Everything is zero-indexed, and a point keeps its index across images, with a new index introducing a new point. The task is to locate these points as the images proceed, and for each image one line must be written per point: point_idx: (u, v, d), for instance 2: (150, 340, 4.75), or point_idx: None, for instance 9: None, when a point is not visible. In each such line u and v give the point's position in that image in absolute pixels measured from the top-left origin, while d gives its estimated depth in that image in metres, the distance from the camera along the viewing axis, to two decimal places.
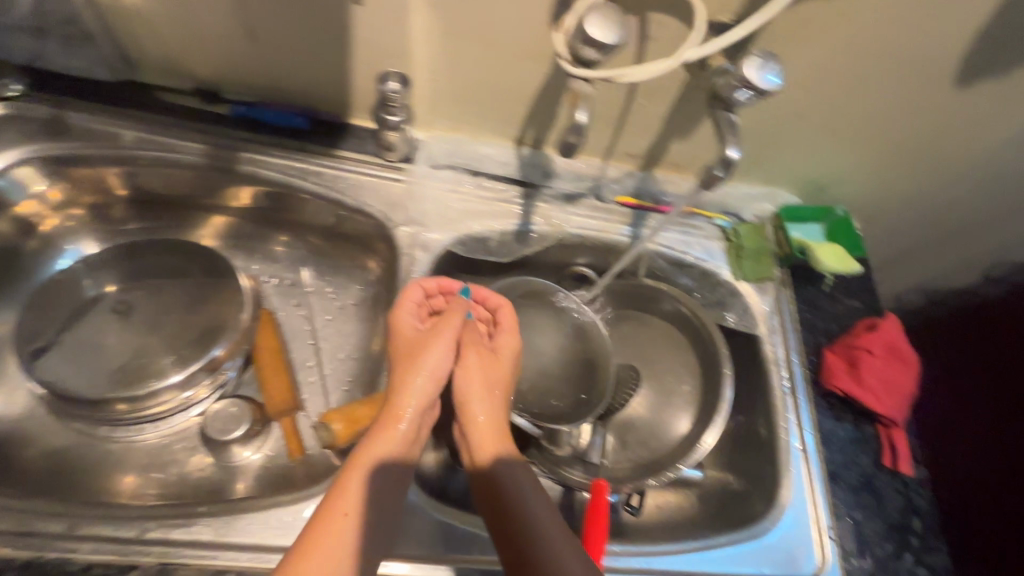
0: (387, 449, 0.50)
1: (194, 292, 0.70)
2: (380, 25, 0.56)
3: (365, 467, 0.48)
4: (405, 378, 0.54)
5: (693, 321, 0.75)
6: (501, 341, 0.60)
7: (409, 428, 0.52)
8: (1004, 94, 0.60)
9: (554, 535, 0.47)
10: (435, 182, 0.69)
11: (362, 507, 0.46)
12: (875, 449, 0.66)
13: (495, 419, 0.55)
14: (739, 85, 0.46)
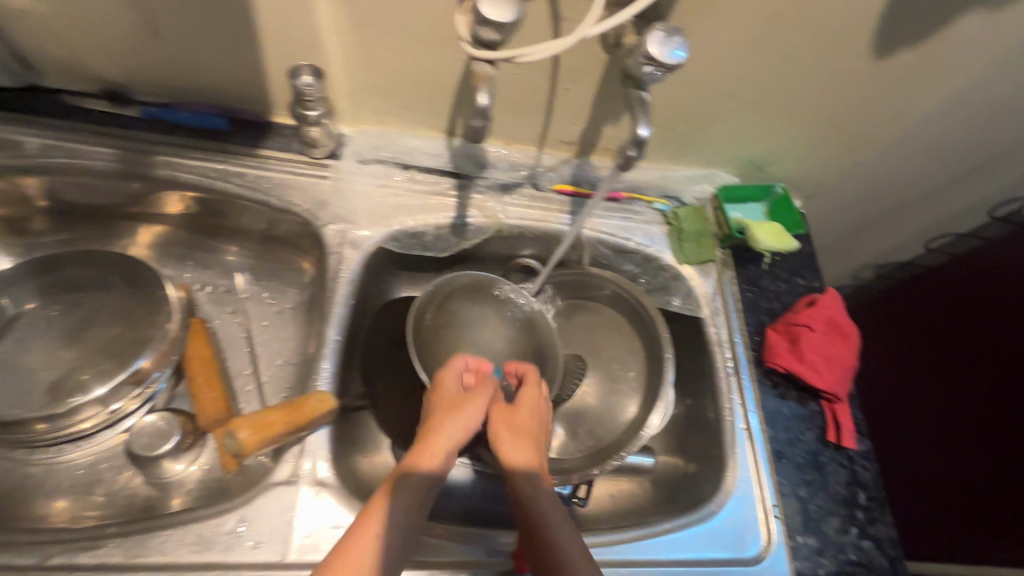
0: (416, 479, 0.49)
1: (116, 303, 0.67)
2: (281, 17, 0.53)
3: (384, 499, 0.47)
4: (437, 426, 0.54)
5: (639, 308, 0.74)
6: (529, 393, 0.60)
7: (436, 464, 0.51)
8: (926, 65, 0.59)
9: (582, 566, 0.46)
10: (364, 178, 0.67)
11: (383, 541, 0.45)
12: (820, 425, 0.66)
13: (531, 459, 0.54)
14: (645, 63, 0.45)
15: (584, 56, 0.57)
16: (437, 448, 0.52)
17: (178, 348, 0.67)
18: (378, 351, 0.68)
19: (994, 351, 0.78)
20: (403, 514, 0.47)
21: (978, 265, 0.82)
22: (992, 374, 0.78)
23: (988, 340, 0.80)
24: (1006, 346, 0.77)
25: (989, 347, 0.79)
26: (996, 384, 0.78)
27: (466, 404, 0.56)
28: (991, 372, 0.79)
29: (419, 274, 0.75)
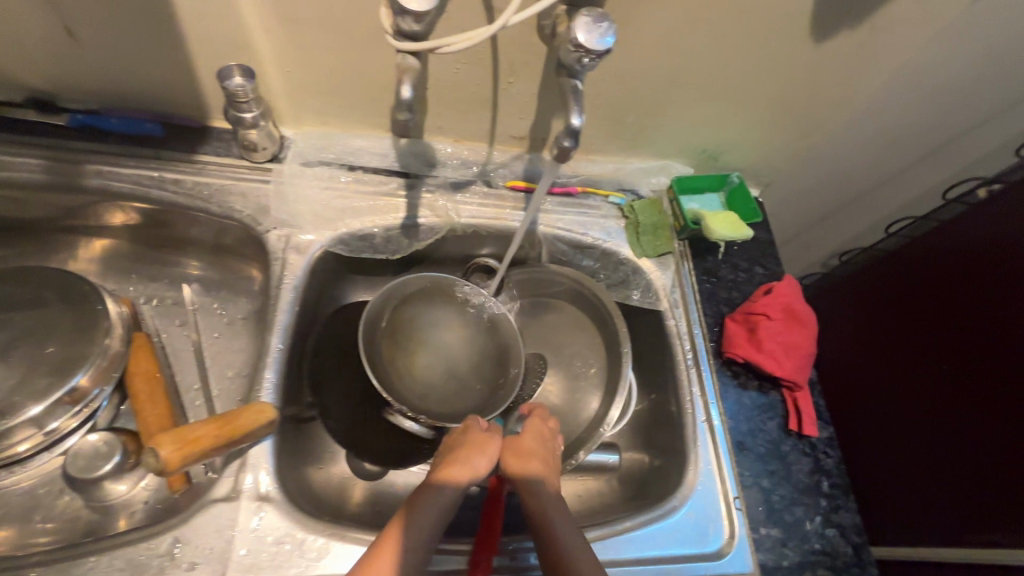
0: (434, 498, 0.52)
1: (43, 320, 0.63)
2: (204, 17, 0.51)
3: (400, 526, 0.49)
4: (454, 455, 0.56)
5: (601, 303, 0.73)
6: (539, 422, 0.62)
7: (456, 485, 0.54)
8: (867, 48, 0.59)
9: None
10: (308, 181, 0.65)
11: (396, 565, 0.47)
12: (781, 414, 0.65)
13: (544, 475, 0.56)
14: (577, 51, 0.44)
15: (523, 49, 0.56)
16: (458, 476, 0.53)
17: (120, 363, 0.65)
18: (331, 358, 0.67)
19: (946, 330, 0.78)
20: (420, 539, 0.49)
21: (935, 246, 0.82)
22: (941, 353, 0.78)
23: (938, 319, 0.80)
24: (956, 324, 0.77)
25: (939, 326, 0.79)
26: (944, 362, 0.77)
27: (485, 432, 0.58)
28: (941, 351, 0.78)
29: (373, 277, 0.73)
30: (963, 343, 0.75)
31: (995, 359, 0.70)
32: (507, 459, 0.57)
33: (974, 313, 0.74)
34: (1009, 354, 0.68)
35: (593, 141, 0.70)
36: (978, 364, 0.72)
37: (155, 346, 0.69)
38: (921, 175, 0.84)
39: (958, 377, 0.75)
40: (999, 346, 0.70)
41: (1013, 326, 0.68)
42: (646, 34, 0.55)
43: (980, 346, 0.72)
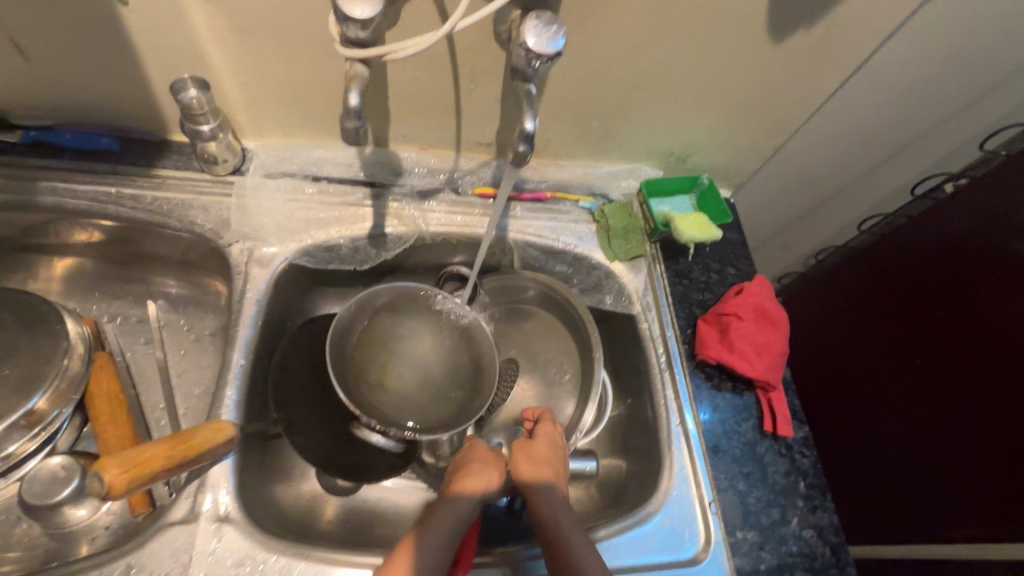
0: (448, 514, 0.52)
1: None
2: (154, 29, 0.51)
3: (413, 542, 0.49)
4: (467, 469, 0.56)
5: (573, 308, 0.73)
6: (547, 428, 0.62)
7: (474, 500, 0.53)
8: (825, 48, 0.59)
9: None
10: (270, 193, 0.64)
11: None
12: (756, 414, 0.64)
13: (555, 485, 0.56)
14: (528, 57, 0.44)
15: (482, 55, 0.56)
16: (472, 489, 0.54)
17: (80, 384, 0.63)
18: (299, 379, 0.63)
19: (920, 325, 0.78)
20: (434, 551, 0.49)
21: (904, 241, 0.82)
22: (918, 349, 0.78)
23: (912, 315, 0.80)
24: (930, 319, 0.77)
25: (914, 321, 0.79)
26: (920, 357, 0.77)
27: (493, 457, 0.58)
28: (917, 346, 0.78)
29: (345, 287, 0.73)
30: (938, 338, 0.75)
31: (972, 353, 0.70)
32: (519, 464, 0.57)
33: (948, 308, 0.74)
34: (987, 347, 0.68)
35: (560, 146, 0.70)
36: (955, 359, 0.72)
37: (118, 364, 0.67)
38: (891, 172, 0.85)
39: (935, 372, 0.75)
40: (975, 340, 0.70)
41: (990, 319, 0.68)
42: (604, 38, 0.55)
43: (956, 340, 0.72)
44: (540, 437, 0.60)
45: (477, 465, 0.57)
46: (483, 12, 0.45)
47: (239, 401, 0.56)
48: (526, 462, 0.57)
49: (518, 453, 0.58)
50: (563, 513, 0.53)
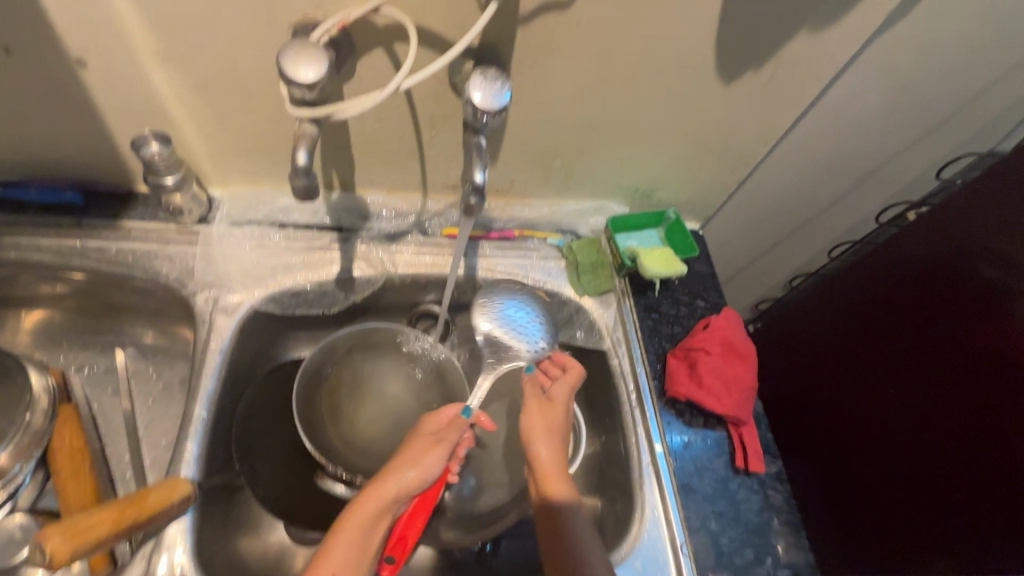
0: (380, 493, 0.55)
1: None
2: (113, 88, 0.52)
3: (349, 516, 0.53)
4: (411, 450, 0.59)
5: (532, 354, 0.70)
6: (559, 391, 0.66)
7: (410, 480, 0.56)
8: (774, 89, 0.60)
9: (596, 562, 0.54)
10: (237, 241, 0.65)
11: (341, 551, 0.51)
12: (728, 450, 0.64)
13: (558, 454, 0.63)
14: (474, 111, 0.45)
15: (439, 103, 0.57)
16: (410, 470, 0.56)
17: (40, 440, 0.61)
18: (261, 422, 0.64)
19: (898, 351, 0.78)
20: (359, 530, 0.53)
21: (877, 269, 0.83)
22: (896, 375, 0.78)
23: (888, 340, 0.80)
24: (906, 345, 0.77)
25: (890, 347, 0.79)
26: (901, 383, 0.77)
27: (439, 441, 0.59)
28: (896, 371, 0.78)
29: (315, 331, 0.72)
30: (916, 363, 0.75)
31: (951, 378, 0.70)
32: (533, 433, 0.64)
33: (924, 333, 0.74)
34: (966, 371, 0.68)
35: (525, 186, 0.71)
36: (934, 385, 0.72)
37: (83, 417, 0.66)
38: (857, 199, 0.86)
39: (915, 399, 0.74)
40: (953, 364, 0.70)
41: (966, 344, 0.69)
42: (558, 84, 0.56)
43: (933, 365, 0.72)
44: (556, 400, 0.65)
45: (425, 440, 0.60)
46: (427, 71, 0.45)
47: (200, 453, 0.55)
48: (539, 431, 0.64)
49: (531, 422, 0.64)
50: (564, 481, 0.61)
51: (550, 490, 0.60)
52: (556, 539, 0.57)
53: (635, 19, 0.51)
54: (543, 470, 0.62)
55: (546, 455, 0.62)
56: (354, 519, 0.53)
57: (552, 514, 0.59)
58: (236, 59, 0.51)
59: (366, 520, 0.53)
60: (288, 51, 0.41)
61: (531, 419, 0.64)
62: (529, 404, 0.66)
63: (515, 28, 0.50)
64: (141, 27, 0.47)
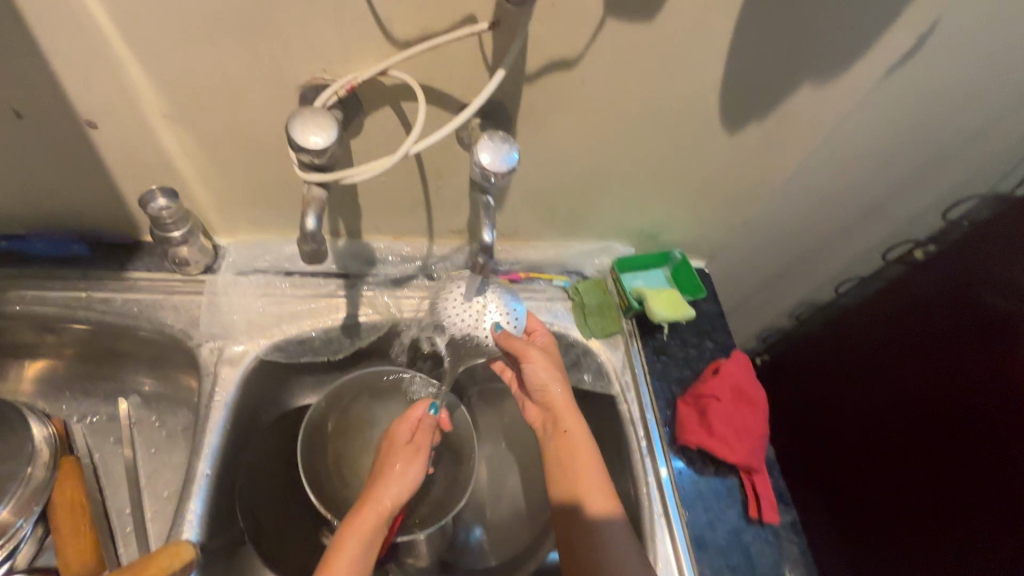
0: (373, 509, 0.54)
1: None
2: (123, 147, 0.53)
3: (348, 532, 0.52)
4: (395, 461, 0.59)
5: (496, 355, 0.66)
6: (546, 341, 0.65)
7: (399, 492, 0.57)
8: (779, 137, 0.60)
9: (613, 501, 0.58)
10: (243, 290, 0.65)
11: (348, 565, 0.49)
12: (740, 500, 0.63)
13: (569, 401, 0.63)
14: (481, 172, 0.45)
15: (446, 156, 0.57)
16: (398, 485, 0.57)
17: (42, 495, 0.60)
18: (268, 474, 0.64)
19: (905, 387, 0.77)
20: (357, 544, 0.51)
21: (886, 307, 0.82)
22: (905, 412, 0.76)
23: (893, 375, 0.79)
24: (912, 380, 0.75)
25: (895, 381, 0.79)
26: (909, 420, 0.75)
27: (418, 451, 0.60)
28: (897, 404, 0.77)
29: (320, 377, 0.71)
30: (923, 399, 0.73)
31: (960, 413, 0.68)
32: (549, 382, 0.62)
33: (931, 368, 0.73)
34: (974, 405, 0.67)
35: (531, 229, 0.71)
36: (944, 421, 0.70)
37: (85, 470, 0.65)
38: (862, 235, 0.86)
39: (926, 437, 0.72)
40: (962, 398, 0.68)
41: (971, 376, 0.68)
42: (563, 136, 0.57)
43: (942, 401, 0.71)
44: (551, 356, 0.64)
45: (402, 447, 0.60)
46: (434, 137, 0.45)
47: (203, 513, 0.54)
48: (548, 375, 0.62)
49: (538, 368, 0.61)
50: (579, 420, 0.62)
51: (569, 428, 0.62)
52: (583, 475, 0.59)
53: (641, 77, 0.51)
54: (557, 409, 0.63)
55: (558, 395, 0.62)
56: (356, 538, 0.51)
57: (573, 451, 0.61)
58: (245, 118, 0.51)
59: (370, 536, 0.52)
60: (298, 118, 0.41)
61: (538, 363, 0.61)
62: (529, 350, 0.61)
63: (521, 86, 0.50)
64: (151, 90, 0.48)
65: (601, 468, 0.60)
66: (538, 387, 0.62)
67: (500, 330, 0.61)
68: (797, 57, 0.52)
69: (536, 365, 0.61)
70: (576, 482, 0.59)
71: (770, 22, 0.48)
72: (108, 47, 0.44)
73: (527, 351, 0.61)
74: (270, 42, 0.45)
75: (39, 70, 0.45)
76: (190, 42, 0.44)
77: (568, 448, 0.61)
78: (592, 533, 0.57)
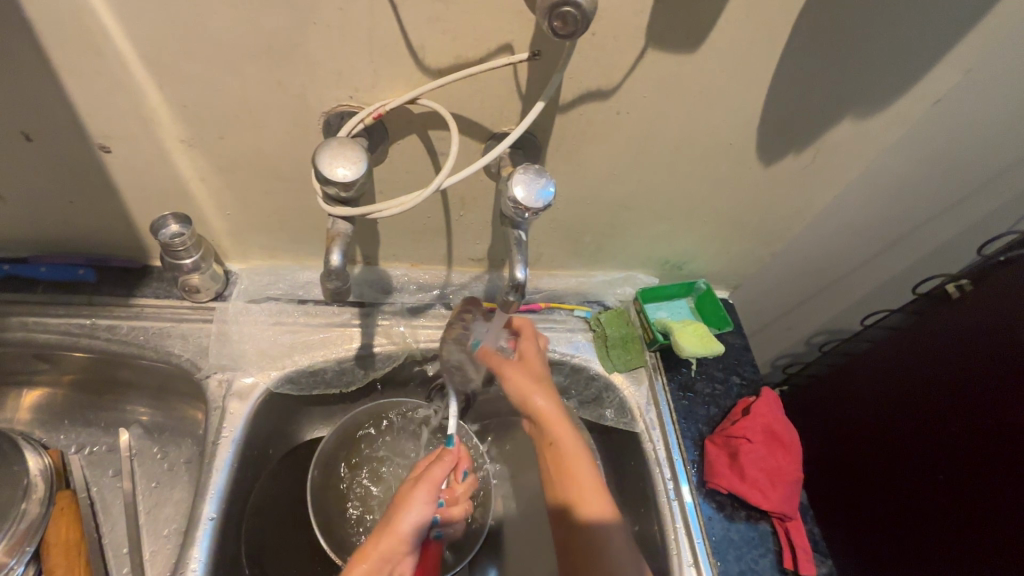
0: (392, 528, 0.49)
1: None
2: (138, 172, 0.51)
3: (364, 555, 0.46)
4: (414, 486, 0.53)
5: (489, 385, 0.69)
6: (529, 348, 0.61)
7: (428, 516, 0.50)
8: (814, 169, 0.58)
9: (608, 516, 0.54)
10: (253, 318, 0.62)
11: None
12: (774, 549, 0.59)
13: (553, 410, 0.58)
14: (515, 208, 0.43)
15: (472, 186, 0.54)
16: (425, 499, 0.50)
17: (33, 535, 0.57)
18: (275, 513, 0.61)
19: (921, 427, 0.73)
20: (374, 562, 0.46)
21: (902, 339, 0.79)
22: (922, 445, 0.72)
23: (913, 405, 0.74)
24: (928, 420, 0.72)
25: (914, 412, 0.74)
26: (929, 463, 0.71)
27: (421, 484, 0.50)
28: (919, 436, 0.73)
29: (330, 408, 0.68)
30: (941, 441, 0.69)
31: (978, 450, 0.65)
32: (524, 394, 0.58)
33: (950, 407, 0.69)
34: (992, 448, 0.63)
35: (553, 258, 0.69)
36: (964, 464, 0.66)
37: (82, 506, 0.62)
38: (890, 266, 0.84)
39: (949, 481, 0.68)
40: (981, 441, 0.64)
41: (987, 418, 0.64)
42: (593, 166, 0.54)
43: (961, 442, 0.67)
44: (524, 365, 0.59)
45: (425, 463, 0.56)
46: (469, 171, 0.44)
47: (207, 558, 0.51)
48: (524, 387, 0.58)
49: (518, 380, 0.58)
50: (567, 430, 0.57)
51: (557, 442, 0.57)
52: (577, 494, 0.55)
53: (679, 107, 0.49)
54: (543, 422, 0.57)
55: (540, 406, 0.58)
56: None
57: (563, 467, 0.56)
58: (265, 144, 0.49)
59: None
60: (328, 150, 0.39)
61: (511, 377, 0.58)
62: (506, 367, 0.59)
63: (554, 116, 0.49)
64: (169, 115, 0.46)
65: (592, 476, 0.56)
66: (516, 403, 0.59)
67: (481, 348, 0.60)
68: (839, 90, 0.50)
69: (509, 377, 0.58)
70: (568, 498, 0.55)
71: (816, 54, 0.46)
72: (127, 71, 0.42)
73: (505, 368, 0.59)
74: (297, 68, 0.43)
75: (53, 93, 0.43)
76: (213, 69, 0.42)
77: (560, 464, 0.56)
78: (590, 550, 0.53)
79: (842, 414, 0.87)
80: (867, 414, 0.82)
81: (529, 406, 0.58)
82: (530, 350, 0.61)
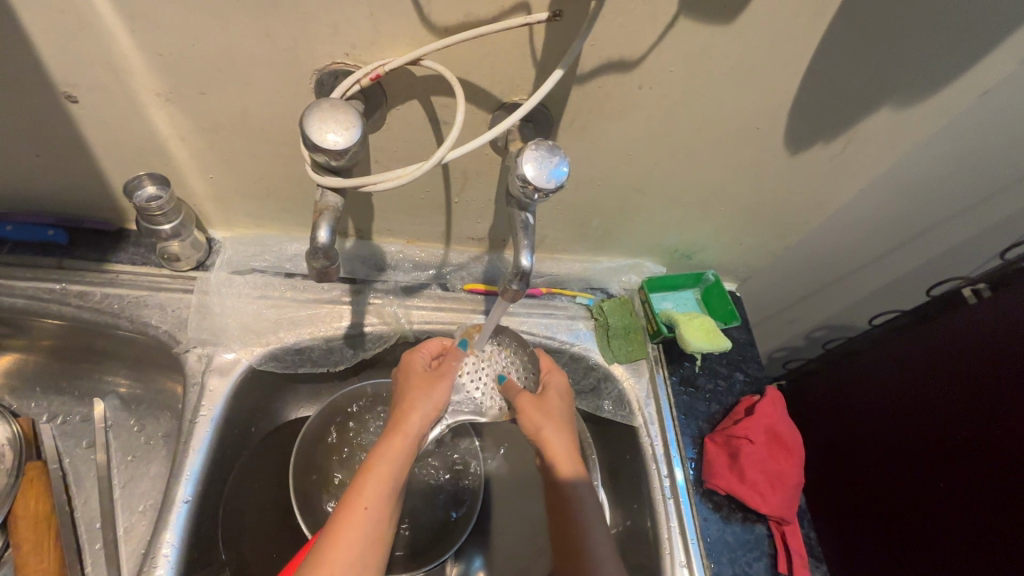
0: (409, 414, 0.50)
1: None
2: (111, 125, 0.46)
3: (388, 443, 0.48)
4: (411, 397, 0.51)
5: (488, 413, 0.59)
6: (556, 381, 0.58)
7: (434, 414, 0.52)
8: (840, 161, 0.54)
9: (604, 549, 0.50)
10: (237, 290, 0.59)
11: (393, 471, 0.47)
12: (770, 552, 0.58)
13: (568, 442, 0.54)
14: (525, 189, 0.39)
15: (476, 161, 0.50)
16: (438, 395, 0.52)
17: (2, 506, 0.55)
18: (254, 494, 0.58)
19: (925, 432, 0.71)
20: (395, 449, 0.48)
21: (912, 341, 0.76)
22: (924, 450, 0.70)
23: (918, 410, 0.72)
24: (932, 427, 0.70)
25: (919, 417, 0.72)
26: (931, 471, 0.69)
27: (440, 378, 0.53)
28: (921, 441, 0.71)
29: (318, 387, 0.65)
30: (946, 448, 0.68)
31: (984, 460, 0.63)
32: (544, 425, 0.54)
33: (957, 414, 0.67)
34: (999, 458, 0.61)
35: (557, 242, 0.65)
36: (969, 472, 0.64)
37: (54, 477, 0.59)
38: (904, 266, 0.81)
39: (952, 492, 0.66)
40: (988, 450, 0.63)
41: (996, 427, 0.62)
42: (608, 145, 0.50)
43: (967, 452, 0.65)
44: (550, 387, 0.57)
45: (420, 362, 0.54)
46: (473, 145, 0.40)
47: (180, 543, 0.49)
48: (545, 419, 0.54)
49: (530, 415, 0.54)
50: (574, 466, 0.53)
51: (560, 479, 0.53)
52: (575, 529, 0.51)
53: (706, 85, 0.45)
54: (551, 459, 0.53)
55: (556, 442, 0.53)
56: (351, 521, 0.44)
57: (566, 505, 0.52)
58: (250, 103, 0.44)
59: (376, 508, 0.45)
60: (318, 114, 0.35)
61: (529, 416, 0.54)
62: (521, 399, 0.55)
63: (569, 87, 0.44)
64: (142, 65, 0.41)
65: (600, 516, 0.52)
66: (533, 439, 0.55)
67: (505, 381, 0.57)
68: (881, 74, 0.45)
69: (530, 407, 0.55)
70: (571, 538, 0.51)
71: (865, 31, 0.42)
72: (93, 12, 0.37)
73: (518, 399, 0.55)
74: (287, 19, 0.38)
75: (10, 34, 0.38)
76: (191, 13, 0.38)
77: (559, 496, 0.53)
78: None
79: (841, 416, 0.86)
80: (869, 414, 0.80)
81: (539, 441, 0.54)
82: (555, 377, 0.58)
